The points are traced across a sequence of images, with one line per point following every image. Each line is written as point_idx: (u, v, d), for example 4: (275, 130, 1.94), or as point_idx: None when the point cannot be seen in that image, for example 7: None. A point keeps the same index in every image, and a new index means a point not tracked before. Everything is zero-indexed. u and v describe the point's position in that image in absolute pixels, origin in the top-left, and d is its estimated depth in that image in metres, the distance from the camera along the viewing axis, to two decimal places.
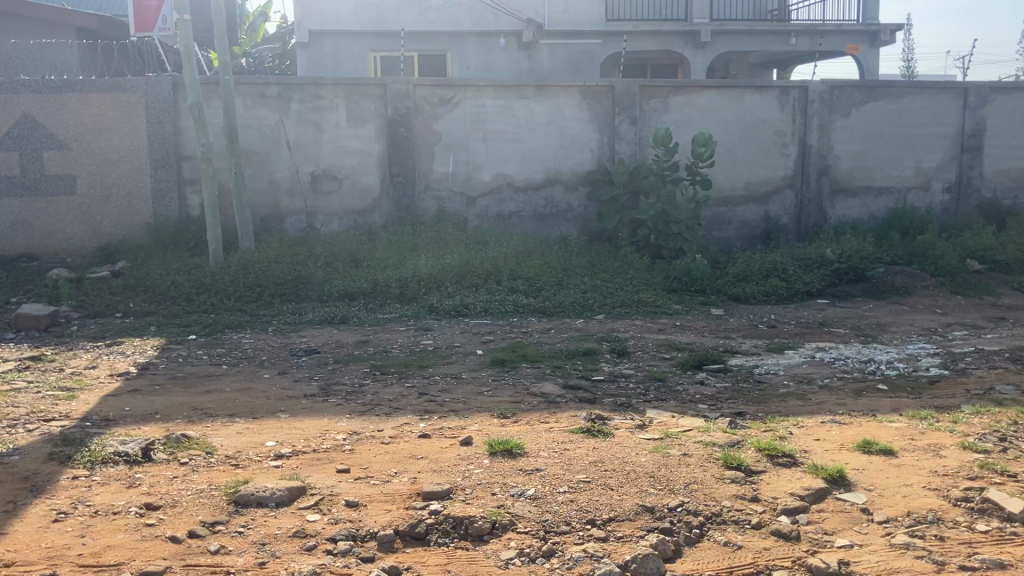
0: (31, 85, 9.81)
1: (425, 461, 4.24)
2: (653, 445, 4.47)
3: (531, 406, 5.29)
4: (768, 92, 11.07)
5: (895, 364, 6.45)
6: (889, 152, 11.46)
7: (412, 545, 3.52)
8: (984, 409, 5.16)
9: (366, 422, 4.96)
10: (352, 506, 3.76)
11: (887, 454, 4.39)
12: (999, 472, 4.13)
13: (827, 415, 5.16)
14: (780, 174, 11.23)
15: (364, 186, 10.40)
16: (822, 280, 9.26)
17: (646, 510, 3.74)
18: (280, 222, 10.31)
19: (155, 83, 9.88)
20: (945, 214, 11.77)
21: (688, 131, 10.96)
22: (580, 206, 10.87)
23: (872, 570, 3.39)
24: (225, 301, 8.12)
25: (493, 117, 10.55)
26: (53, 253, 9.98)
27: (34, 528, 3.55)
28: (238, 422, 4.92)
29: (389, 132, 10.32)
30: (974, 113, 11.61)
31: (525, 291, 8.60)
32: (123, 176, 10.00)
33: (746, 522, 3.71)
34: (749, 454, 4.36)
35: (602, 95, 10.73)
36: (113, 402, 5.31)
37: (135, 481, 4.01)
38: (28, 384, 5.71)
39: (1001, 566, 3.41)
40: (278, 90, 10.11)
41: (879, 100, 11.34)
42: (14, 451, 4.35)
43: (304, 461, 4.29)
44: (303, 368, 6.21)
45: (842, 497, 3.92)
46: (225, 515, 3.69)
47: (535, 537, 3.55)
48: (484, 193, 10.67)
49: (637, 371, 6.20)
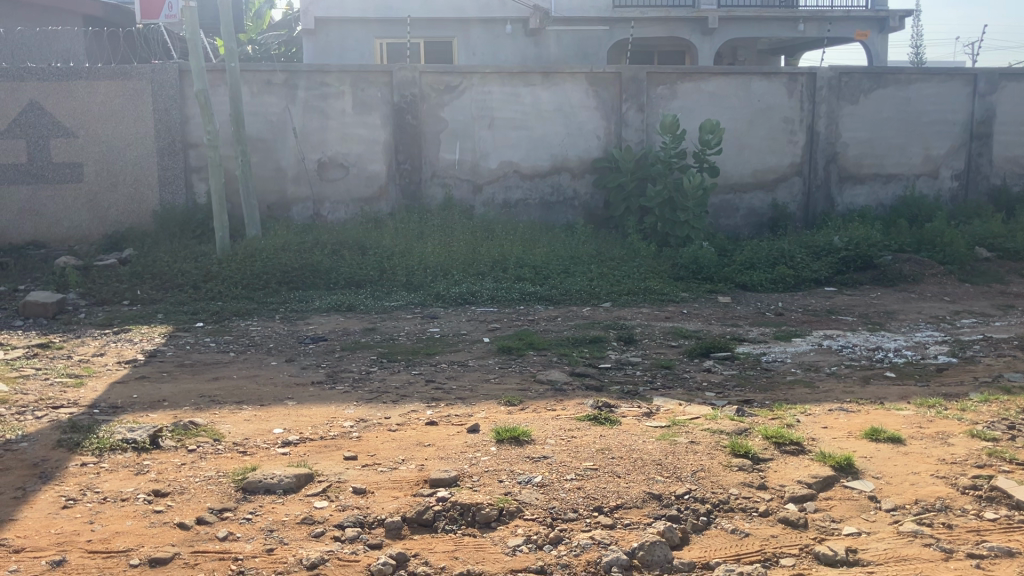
0: (38, 72, 9.81)
1: (433, 448, 4.25)
2: (660, 432, 4.47)
3: (538, 393, 5.30)
4: (776, 79, 11.02)
5: (903, 352, 6.43)
6: (898, 139, 11.40)
7: (420, 531, 3.52)
8: (992, 397, 5.13)
9: (374, 409, 4.96)
10: (360, 493, 3.77)
11: (895, 441, 4.38)
12: (1008, 460, 4.11)
13: (835, 403, 5.14)
14: (788, 161, 11.19)
15: (370, 174, 10.38)
16: (830, 268, 9.22)
17: (653, 497, 3.74)
18: (287, 210, 10.32)
19: (160, 70, 9.88)
20: (954, 201, 11.70)
21: (695, 117, 10.92)
22: (587, 193, 10.84)
23: (881, 557, 3.39)
24: (233, 288, 8.13)
25: (500, 104, 10.52)
26: (61, 241, 10.01)
27: (43, 514, 3.56)
28: (245, 409, 4.94)
29: (395, 119, 10.29)
30: (984, 99, 11.54)
31: (532, 279, 8.59)
32: (129, 164, 10.00)
33: (754, 509, 3.71)
34: (757, 441, 4.36)
35: (610, 82, 10.68)
36: (121, 389, 5.33)
37: (144, 468, 4.02)
38: (36, 371, 5.73)
39: (1009, 554, 3.40)
40: (284, 78, 10.10)
41: (888, 86, 11.30)
42: (24, 437, 4.37)
43: (311, 448, 4.30)
44: (310, 356, 6.22)
45: (850, 485, 3.92)
46: (233, 502, 3.70)
47: (543, 524, 3.55)
48: (491, 179, 10.65)
49: (644, 358, 6.20)
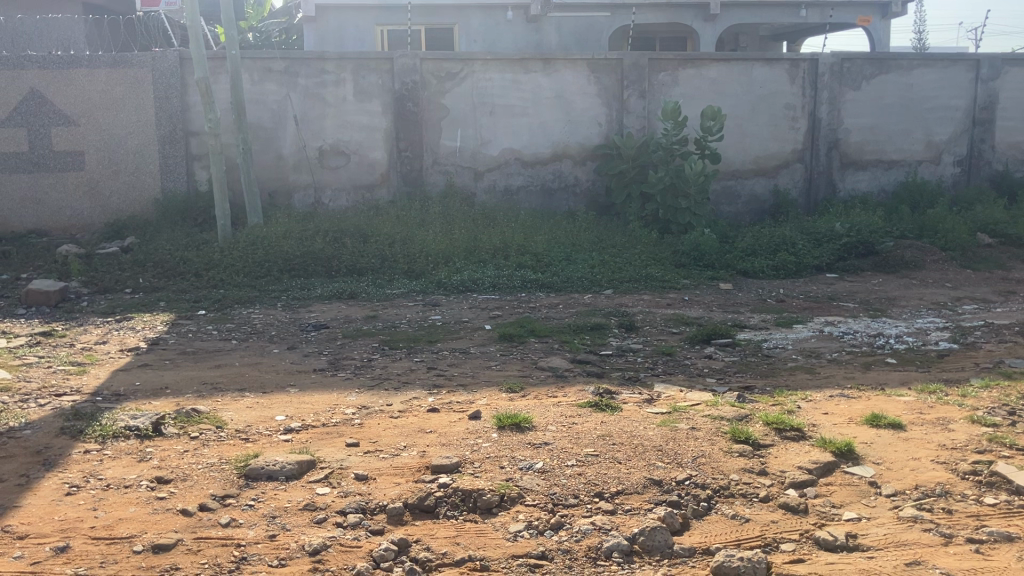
0: (38, 60, 9.79)
1: (434, 435, 4.26)
2: (661, 418, 4.48)
3: (539, 379, 5.32)
4: (778, 65, 10.99)
5: (904, 338, 6.44)
6: (899, 125, 11.37)
7: (422, 517, 3.54)
8: (993, 383, 5.14)
9: (376, 396, 4.98)
10: (363, 479, 3.79)
11: (895, 427, 4.39)
12: (1008, 446, 4.12)
13: (835, 389, 5.16)
14: (789, 148, 11.17)
15: (371, 162, 10.37)
16: (833, 255, 9.21)
17: (654, 482, 3.75)
18: (288, 197, 10.32)
19: (161, 58, 9.84)
20: (956, 187, 11.68)
21: (697, 104, 10.90)
22: (588, 180, 10.83)
23: (880, 542, 3.40)
24: (235, 276, 8.14)
25: (500, 91, 10.50)
26: (63, 229, 10.03)
27: (47, 501, 3.59)
28: (248, 396, 4.96)
29: (396, 107, 10.27)
30: (986, 85, 11.50)
31: (533, 267, 8.60)
32: (131, 152, 9.99)
33: (755, 495, 3.72)
34: (757, 428, 4.37)
35: (611, 68, 10.65)
36: (124, 377, 5.35)
37: (147, 455, 4.04)
38: (39, 359, 5.74)
39: (1008, 538, 3.42)
40: (284, 65, 10.08)
41: (890, 72, 11.27)
42: (27, 425, 4.39)
43: (313, 435, 4.32)
44: (312, 343, 6.24)
45: (851, 470, 3.93)
46: (236, 488, 3.72)
47: (544, 510, 3.56)
48: (491, 166, 10.63)
49: (645, 345, 6.21)
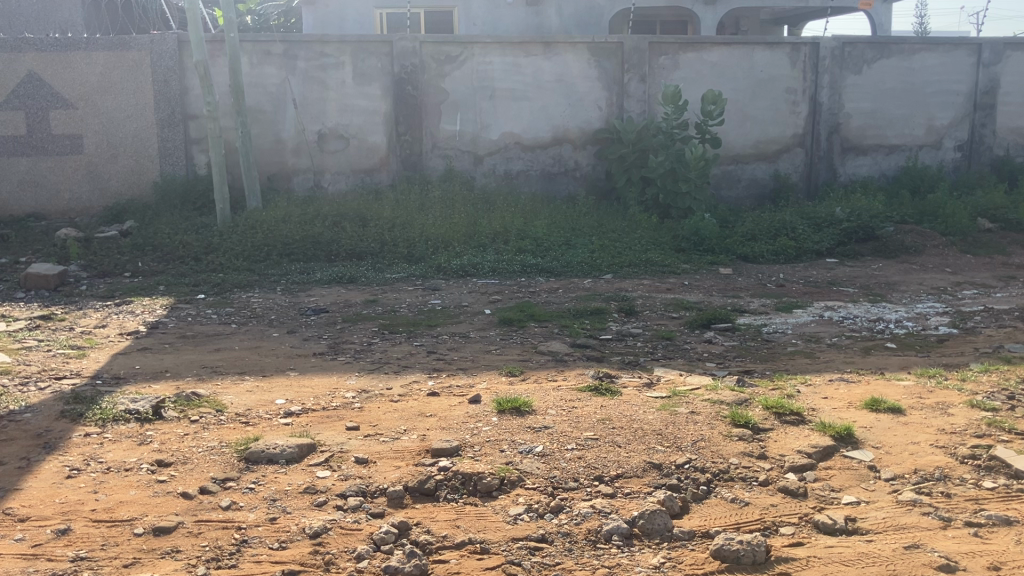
0: (36, 43, 9.75)
1: (434, 419, 4.26)
2: (661, 402, 4.48)
3: (539, 363, 5.34)
4: (779, 49, 10.94)
5: (905, 323, 6.45)
6: (901, 109, 11.35)
7: (422, 500, 3.55)
8: (992, 368, 5.14)
9: (375, 379, 4.99)
10: (363, 463, 3.79)
11: (895, 412, 4.40)
12: (1007, 430, 4.12)
13: (835, 372, 5.18)
14: (790, 132, 11.13)
15: (371, 145, 10.34)
16: (832, 240, 9.20)
17: (654, 466, 3.77)
18: (287, 181, 10.29)
19: (159, 40, 9.81)
20: (956, 172, 11.67)
21: (697, 88, 10.86)
22: (588, 164, 10.81)
23: (879, 526, 3.41)
24: (234, 261, 8.13)
25: (500, 75, 10.47)
26: (62, 213, 10.00)
27: (48, 484, 3.59)
28: (248, 379, 4.97)
29: (395, 90, 10.25)
30: (988, 70, 11.47)
31: (533, 251, 8.59)
32: (129, 135, 9.96)
33: (754, 479, 3.73)
34: (757, 412, 4.38)
35: (611, 52, 10.61)
36: (123, 360, 5.36)
37: (147, 438, 4.05)
38: (38, 343, 5.73)
39: (1007, 522, 3.42)
40: (283, 48, 10.02)
41: (891, 57, 11.22)
42: (27, 408, 4.39)
43: (313, 419, 4.31)
44: (312, 327, 6.25)
45: (849, 455, 3.93)
46: (236, 471, 3.72)
47: (544, 493, 3.57)
48: (491, 151, 10.60)
49: (646, 329, 6.22)
